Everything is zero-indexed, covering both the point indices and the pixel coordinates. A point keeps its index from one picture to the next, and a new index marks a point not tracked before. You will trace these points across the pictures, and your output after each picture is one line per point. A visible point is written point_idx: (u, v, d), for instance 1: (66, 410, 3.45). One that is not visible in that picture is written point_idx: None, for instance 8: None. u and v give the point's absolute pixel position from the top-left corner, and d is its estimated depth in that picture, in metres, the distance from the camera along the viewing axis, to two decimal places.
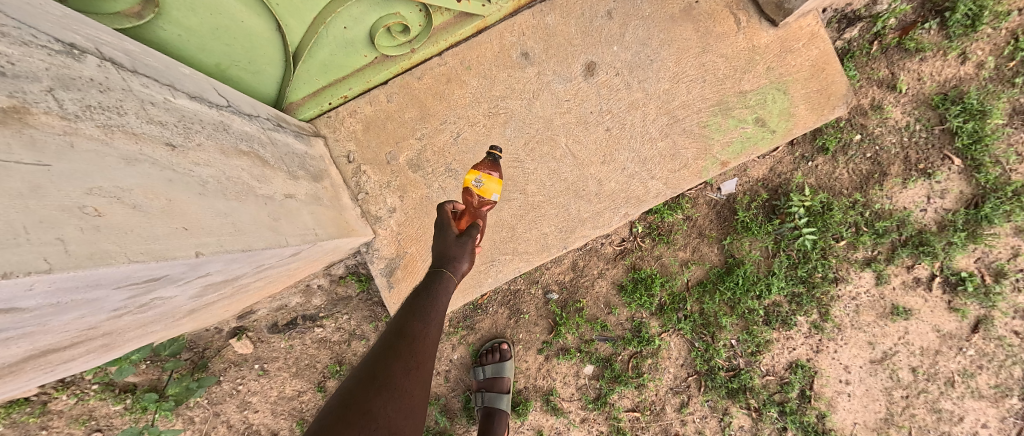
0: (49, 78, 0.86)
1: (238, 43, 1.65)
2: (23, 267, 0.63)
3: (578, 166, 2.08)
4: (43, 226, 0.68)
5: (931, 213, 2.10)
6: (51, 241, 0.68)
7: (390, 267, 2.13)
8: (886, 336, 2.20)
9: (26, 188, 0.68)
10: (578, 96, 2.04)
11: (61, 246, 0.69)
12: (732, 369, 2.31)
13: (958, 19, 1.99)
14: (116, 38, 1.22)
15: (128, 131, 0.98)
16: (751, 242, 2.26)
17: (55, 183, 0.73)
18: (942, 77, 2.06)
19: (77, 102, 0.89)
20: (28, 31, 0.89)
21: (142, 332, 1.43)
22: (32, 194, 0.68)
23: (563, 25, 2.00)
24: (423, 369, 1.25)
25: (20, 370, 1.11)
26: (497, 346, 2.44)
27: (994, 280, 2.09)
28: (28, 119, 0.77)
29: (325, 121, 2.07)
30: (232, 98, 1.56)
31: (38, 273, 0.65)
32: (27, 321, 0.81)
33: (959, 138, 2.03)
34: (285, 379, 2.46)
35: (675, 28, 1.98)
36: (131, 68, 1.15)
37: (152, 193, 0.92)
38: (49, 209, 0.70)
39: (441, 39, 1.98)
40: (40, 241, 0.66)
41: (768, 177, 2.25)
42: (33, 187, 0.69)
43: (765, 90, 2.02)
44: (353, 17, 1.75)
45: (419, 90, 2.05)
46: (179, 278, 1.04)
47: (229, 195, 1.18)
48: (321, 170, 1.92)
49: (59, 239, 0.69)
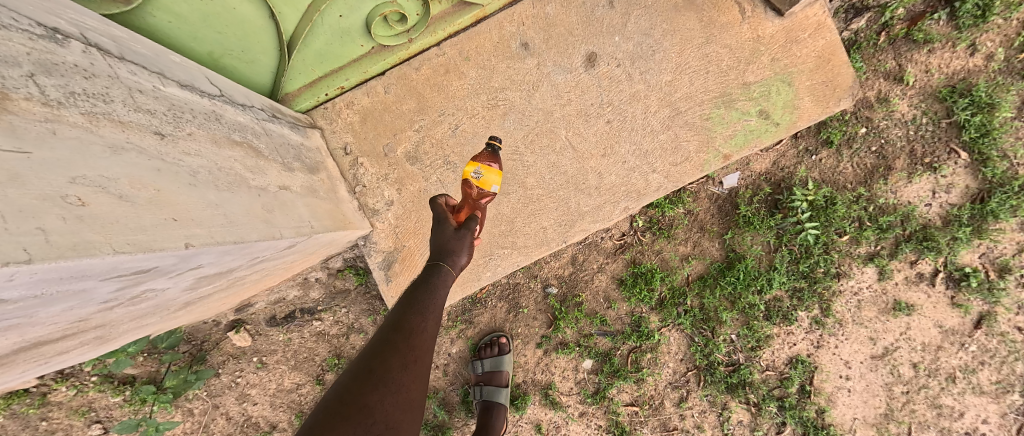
0: (31, 63, 0.84)
1: (230, 31, 1.62)
2: (1, 258, 0.61)
3: (579, 159, 2.05)
4: (23, 216, 0.66)
5: (935, 208, 2.08)
6: (30, 230, 0.66)
7: (388, 260, 2.11)
8: (888, 331, 2.19)
9: (5, 176, 0.66)
10: (578, 87, 2.00)
11: (41, 237, 0.67)
12: (732, 364, 2.30)
13: (968, 10, 1.94)
14: (101, 23, 1.17)
15: (115, 120, 0.95)
16: (752, 237, 2.23)
17: (35, 170, 0.70)
18: (950, 70, 2.01)
19: (59, 89, 0.86)
20: (8, 14, 0.86)
21: (136, 325, 1.42)
22: (12, 182, 0.66)
23: (563, 15, 1.96)
24: (421, 363, 1.23)
25: (11, 362, 1.10)
26: (496, 339, 2.43)
27: (998, 276, 2.07)
28: (9, 105, 0.74)
29: (322, 112, 2.04)
30: (226, 87, 1.53)
31: (18, 264, 0.63)
32: (11, 313, 0.79)
33: (967, 131, 1.99)
34: (284, 372, 2.46)
35: (677, 17, 1.94)
36: (118, 54, 1.12)
37: (139, 183, 0.90)
38: (29, 198, 0.67)
39: (439, 29, 1.94)
40: (19, 231, 0.64)
41: (770, 171, 2.22)
42: (12, 175, 0.66)
43: (769, 82, 1.98)
44: (349, 5, 1.74)
45: (417, 81, 2.01)
46: (170, 270, 1.02)
47: (220, 186, 1.15)
48: (318, 162, 1.89)
49: (39, 229, 0.67)
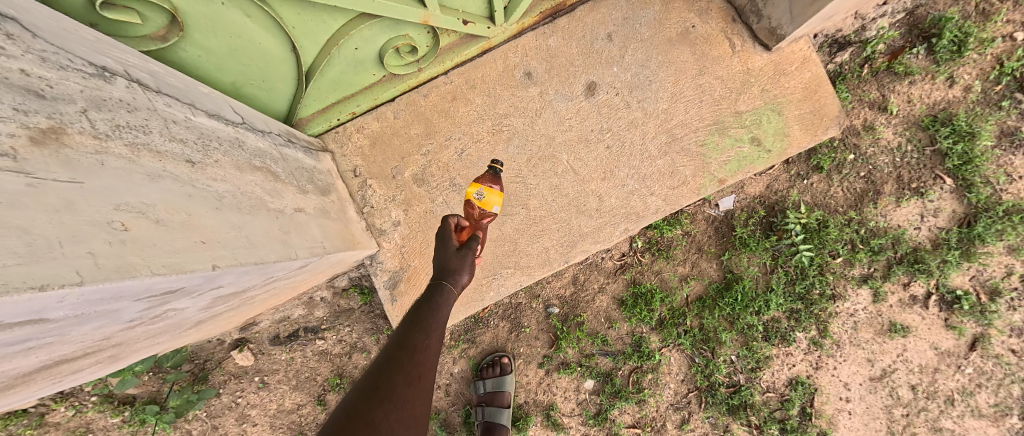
0: (84, 100, 0.93)
1: (254, 63, 1.61)
2: (57, 280, 0.69)
3: (579, 182, 2.13)
4: (75, 241, 0.73)
5: (925, 232, 2.15)
6: (82, 254, 0.73)
7: (393, 279, 2.16)
8: (885, 353, 2.22)
9: (62, 204, 0.74)
10: (579, 114, 2.10)
11: (91, 260, 0.75)
12: (732, 385, 2.32)
13: (945, 45, 2.07)
14: (142, 59, 1.25)
15: (153, 150, 1.03)
16: (749, 258, 2.29)
17: (87, 199, 0.78)
18: (930, 100, 2.13)
19: (107, 122, 0.95)
20: (66, 56, 0.95)
21: (149, 344, 1.45)
22: (68, 210, 0.74)
23: (565, 47, 2.08)
24: (424, 380, 1.26)
25: (31, 380, 1.13)
26: (497, 359, 2.45)
27: (990, 298, 2.13)
28: (64, 140, 0.83)
29: (334, 136, 2.13)
30: (247, 115, 1.61)
31: (71, 286, 0.71)
32: (49, 332, 0.84)
33: (950, 159, 2.09)
34: (285, 392, 2.46)
35: (672, 50, 2.06)
36: (156, 88, 1.20)
37: (173, 208, 0.97)
38: (80, 224, 0.75)
39: (447, 59, 2.05)
40: (72, 255, 0.72)
41: (765, 194, 2.30)
42: (68, 203, 0.75)
43: (760, 110, 2.08)
44: (365, 38, 1.75)
45: (426, 107, 2.12)
46: (194, 291, 1.08)
47: (243, 209, 1.22)
48: (329, 184, 1.96)
49: (89, 252, 0.75)
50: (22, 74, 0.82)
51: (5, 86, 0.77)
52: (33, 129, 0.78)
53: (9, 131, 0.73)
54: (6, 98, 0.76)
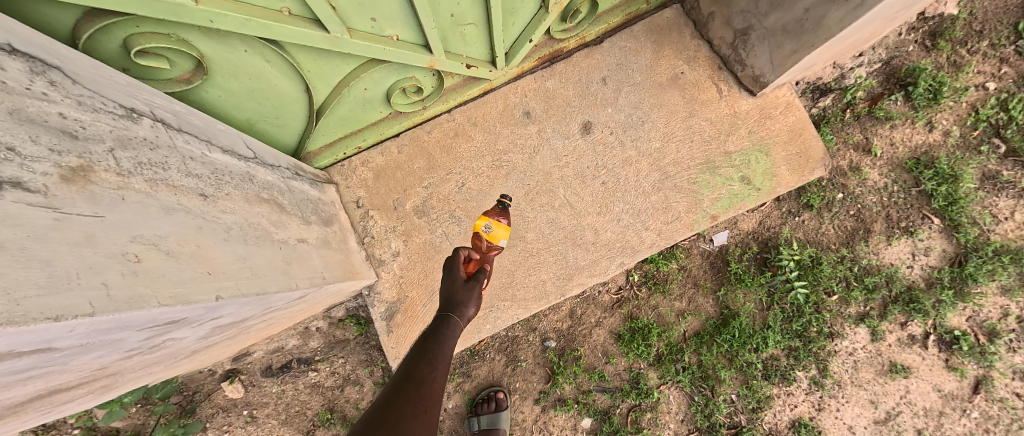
0: (112, 139, 1.01)
1: (270, 102, 1.71)
2: (71, 311, 0.73)
3: (576, 217, 2.18)
4: (91, 272, 0.78)
5: (917, 270, 2.18)
6: (96, 285, 0.78)
7: (390, 311, 2.16)
8: (887, 395, 2.19)
9: (82, 238, 0.79)
10: (576, 151, 2.19)
11: (105, 291, 0.79)
12: (733, 426, 2.27)
13: (921, 93, 2.18)
14: (168, 100, 1.34)
15: (170, 184, 1.11)
16: (745, 294, 2.30)
17: (107, 232, 0.84)
18: (912, 143, 2.22)
19: (132, 160, 1.03)
20: (99, 99, 1.04)
21: (142, 374, 1.44)
22: (87, 242, 0.80)
23: (562, 89, 2.21)
24: (430, 413, 1.23)
25: (20, 411, 1.12)
26: (493, 395, 2.41)
27: (988, 340, 2.12)
28: (91, 176, 0.90)
29: (339, 169, 2.22)
30: (259, 150, 1.69)
31: (83, 316, 0.75)
32: (53, 361, 0.86)
33: (935, 200, 2.15)
34: (273, 426, 2.40)
35: (663, 94, 2.19)
36: (177, 126, 1.28)
37: (184, 239, 1.02)
38: (98, 256, 0.81)
39: (451, 98, 2.18)
40: (86, 286, 0.76)
41: (757, 231, 2.34)
42: (88, 237, 0.80)
43: (749, 151, 2.18)
44: (374, 80, 1.86)
45: (429, 142, 2.22)
46: (195, 321, 1.11)
47: (249, 240, 1.26)
48: (332, 215, 2.02)
49: (103, 283, 0.79)
50: (59, 117, 0.91)
51: (44, 129, 0.86)
52: (64, 167, 0.85)
53: (43, 170, 0.81)
54: (43, 139, 0.84)
